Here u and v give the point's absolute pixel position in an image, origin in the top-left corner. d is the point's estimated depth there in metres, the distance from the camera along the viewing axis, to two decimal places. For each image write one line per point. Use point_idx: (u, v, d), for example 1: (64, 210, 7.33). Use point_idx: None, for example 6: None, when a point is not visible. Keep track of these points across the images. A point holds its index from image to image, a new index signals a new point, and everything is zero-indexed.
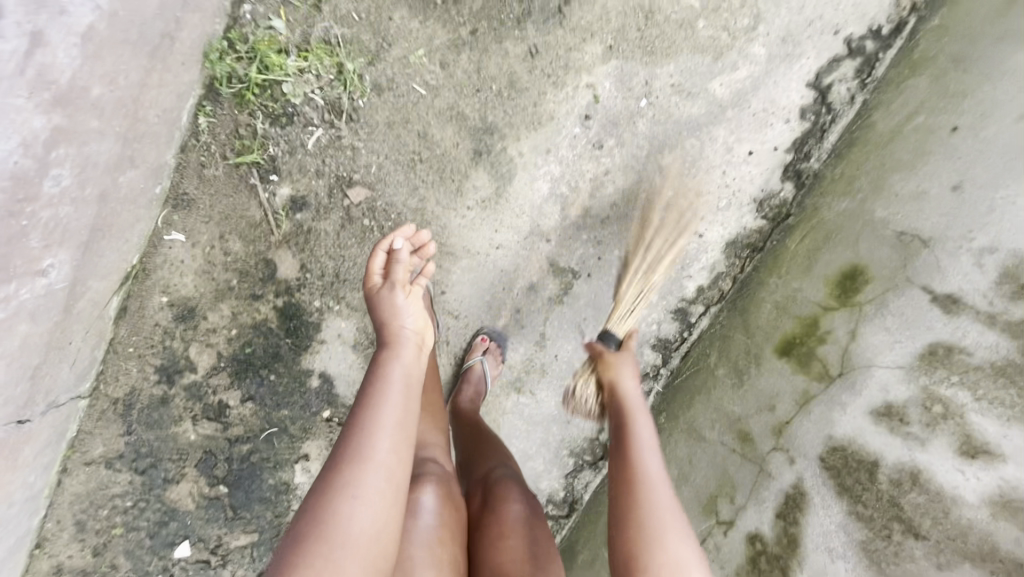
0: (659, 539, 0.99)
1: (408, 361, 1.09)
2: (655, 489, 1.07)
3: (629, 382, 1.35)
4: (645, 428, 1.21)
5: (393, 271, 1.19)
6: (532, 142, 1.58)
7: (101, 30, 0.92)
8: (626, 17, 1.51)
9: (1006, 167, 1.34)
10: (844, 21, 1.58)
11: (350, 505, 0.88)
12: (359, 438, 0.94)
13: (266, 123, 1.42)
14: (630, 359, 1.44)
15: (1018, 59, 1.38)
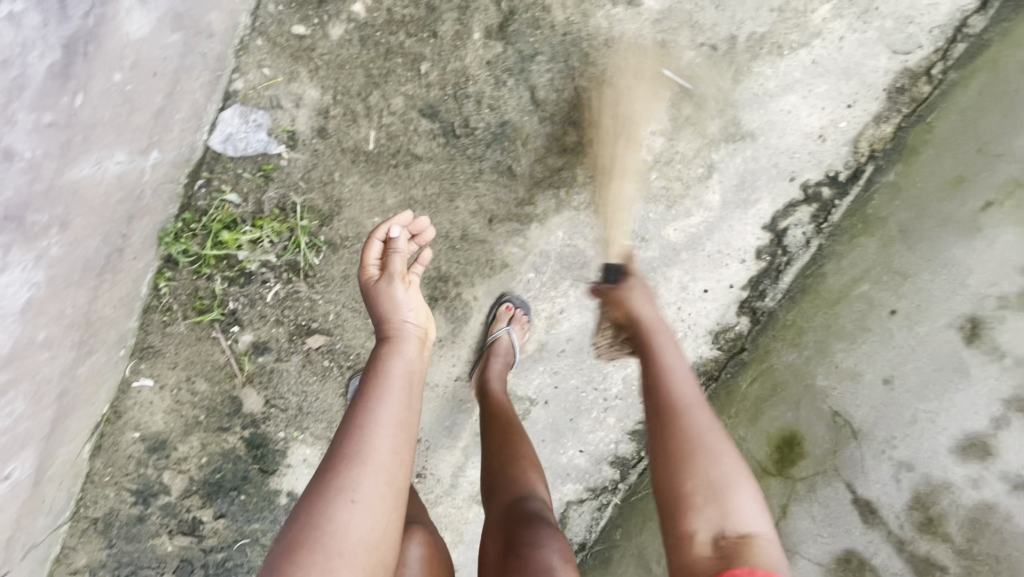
0: (704, 458, 1.00)
1: (410, 356, 1.12)
2: (698, 433, 1.04)
3: (647, 311, 1.29)
4: (677, 358, 1.17)
5: (391, 262, 1.19)
6: (487, 287, 1.62)
7: (39, 296, 0.95)
8: (577, 172, 1.52)
9: (933, 372, 1.47)
10: (799, 167, 1.56)
11: (347, 508, 0.91)
12: (358, 439, 0.98)
13: (225, 285, 1.48)
14: (644, 291, 1.34)
15: (950, 257, 1.49)
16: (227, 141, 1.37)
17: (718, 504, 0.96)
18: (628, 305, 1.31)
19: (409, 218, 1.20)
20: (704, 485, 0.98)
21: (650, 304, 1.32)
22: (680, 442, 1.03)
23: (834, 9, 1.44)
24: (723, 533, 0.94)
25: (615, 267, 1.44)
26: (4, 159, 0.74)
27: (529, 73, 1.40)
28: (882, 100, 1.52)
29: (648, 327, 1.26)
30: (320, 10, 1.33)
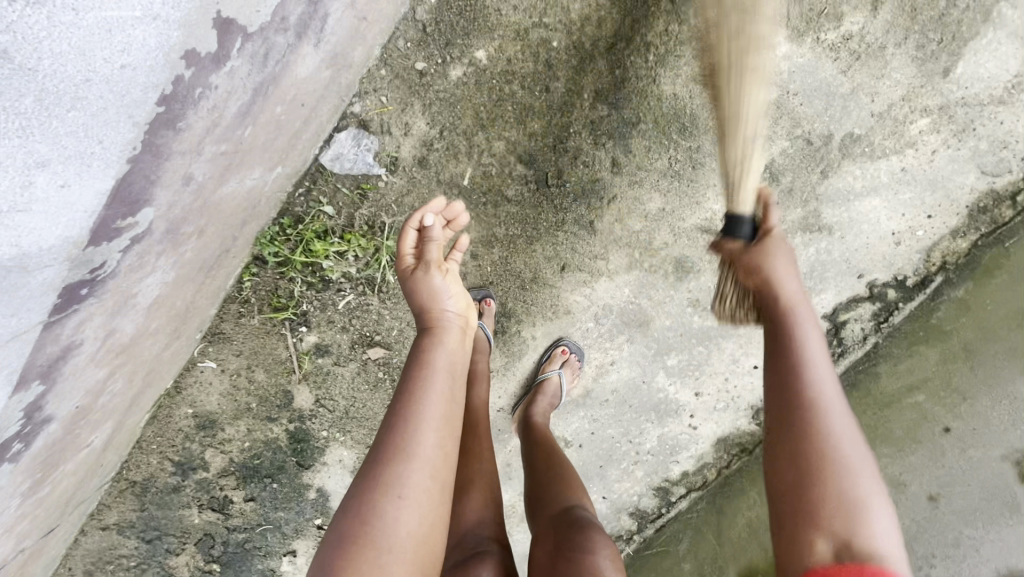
0: (835, 454, 0.85)
1: (451, 346, 1.14)
2: (830, 412, 0.89)
3: (783, 264, 1.07)
4: (793, 281, 1.06)
5: (428, 250, 1.21)
6: (546, 329, 1.66)
7: (163, 292, 1.02)
8: (654, 236, 1.56)
9: (982, 501, 1.52)
10: (868, 266, 1.60)
11: (395, 505, 0.92)
12: (404, 432, 0.98)
13: (303, 287, 1.55)
14: (783, 249, 1.09)
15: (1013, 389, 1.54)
16: (337, 159, 1.44)
17: (845, 498, 0.82)
18: (764, 258, 1.09)
19: (444, 203, 1.23)
20: (849, 468, 0.84)
21: (788, 260, 1.08)
22: (813, 425, 0.88)
23: (932, 123, 1.47)
24: (847, 543, 0.79)
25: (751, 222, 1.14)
26: (184, 182, 0.80)
27: (629, 138, 1.46)
28: (963, 217, 1.55)
29: (784, 302, 1.03)
30: (445, 50, 1.38)
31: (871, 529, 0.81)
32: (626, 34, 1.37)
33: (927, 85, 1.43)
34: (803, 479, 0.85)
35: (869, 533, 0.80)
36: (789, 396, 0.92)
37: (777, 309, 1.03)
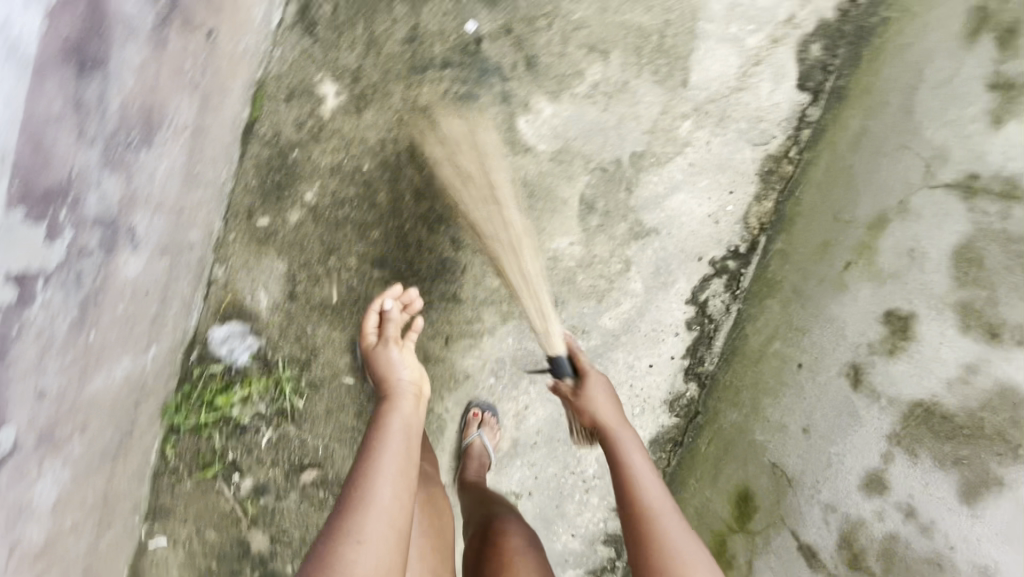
0: (675, 561, 1.19)
1: (405, 412, 1.35)
2: (670, 535, 1.23)
3: (602, 393, 1.44)
4: (633, 447, 1.38)
5: (386, 330, 1.49)
6: (455, 398, 1.82)
7: (64, 492, 1.15)
8: (514, 287, 1.77)
9: (837, 421, 1.61)
10: (704, 249, 1.82)
11: (355, 546, 1.07)
12: (366, 486, 1.16)
13: (224, 439, 1.68)
14: (603, 380, 1.46)
15: (831, 308, 1.66)
16: (225, 340, 1.63)
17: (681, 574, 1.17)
18: (585, 401, 1.44)
19: (399, 292, 1.53)
20: (695, 559, 1.19)
21: (605, 389, 1.45)
22: (664, 557, 1.20)
23: (694, 123, 1.75)
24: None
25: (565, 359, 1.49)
26: (39, 399, 0.97)
27: (457, 218, 1.70)
28: (758, 183, 1.80)
29: (608, 422, 1.41)
30: (279, 204, 1.60)
31: None
32: (418, 142, 1.63)
33: (675, 99, 1.72)
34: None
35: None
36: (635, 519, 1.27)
37: (632, 515, 1.28)
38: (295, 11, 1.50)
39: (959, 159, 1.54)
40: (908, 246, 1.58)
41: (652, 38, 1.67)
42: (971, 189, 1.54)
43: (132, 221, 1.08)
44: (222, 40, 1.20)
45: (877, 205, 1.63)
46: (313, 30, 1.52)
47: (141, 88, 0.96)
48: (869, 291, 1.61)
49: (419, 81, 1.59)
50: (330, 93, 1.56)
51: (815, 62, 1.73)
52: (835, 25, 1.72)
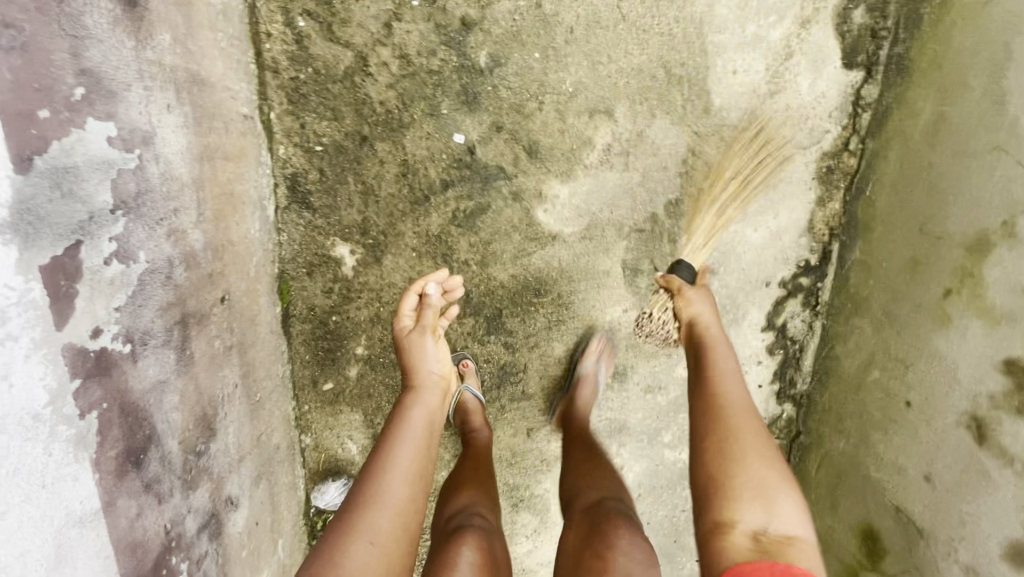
0: (742, 456, 1.03)
1: (430, 405, 1.23)
2: (740, 428, 1.07)
3: (703, 310, 1.35)
4: (739, 391, 1.15)
5: (424, 316, 1.30)
6: (552, 478, 1.84)
7: None
8: (579, 368, 1.72)
9: (965, 474, 1.30)
10: (772, 273, 1.62)
11: (364, 548, 0.94)
12: (379, 481, 1.04)
13: None
14: (704, 295, 1.38)
15: (939, 343, 1.33)
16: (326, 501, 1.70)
17: (759, 483, 1.00)
18: (685, 309, 1.37)
19: (445, 274, 1.32)
20: (758, 444, 1.05)
21: (708, 305, 1.36)
22: (732, 453, 1.03)
23: (727, 148, 1.53)
24: (763, 530, 0.94)
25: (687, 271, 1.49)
26: None
27: (504, 324, 1.65)
28: (817, 186, 1.56)
29: (704, 331, 1.30)
30: (336, 365, 1.63)
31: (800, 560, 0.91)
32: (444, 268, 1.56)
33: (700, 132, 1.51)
34: (726, 489, 1.01)
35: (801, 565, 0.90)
36: (699, 426, 1.12)
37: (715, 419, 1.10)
38: (284, 190, 1.44)
39: None
40: (1021, 282, 1.16)
41: (658, 76, 1.46)
42: None
43: (227, 491, 1.16)
44: (235, 290, 1.19)
45: (972, 221, 1.24)
46: (309, 202, 1.47)
47: (188, 410, 0.99)
48: (980, 334, 1.25)
49: (426, 211, 1.51)
50: (346, 253, 1.52)
51: (863, 32, 1.43)
52: None
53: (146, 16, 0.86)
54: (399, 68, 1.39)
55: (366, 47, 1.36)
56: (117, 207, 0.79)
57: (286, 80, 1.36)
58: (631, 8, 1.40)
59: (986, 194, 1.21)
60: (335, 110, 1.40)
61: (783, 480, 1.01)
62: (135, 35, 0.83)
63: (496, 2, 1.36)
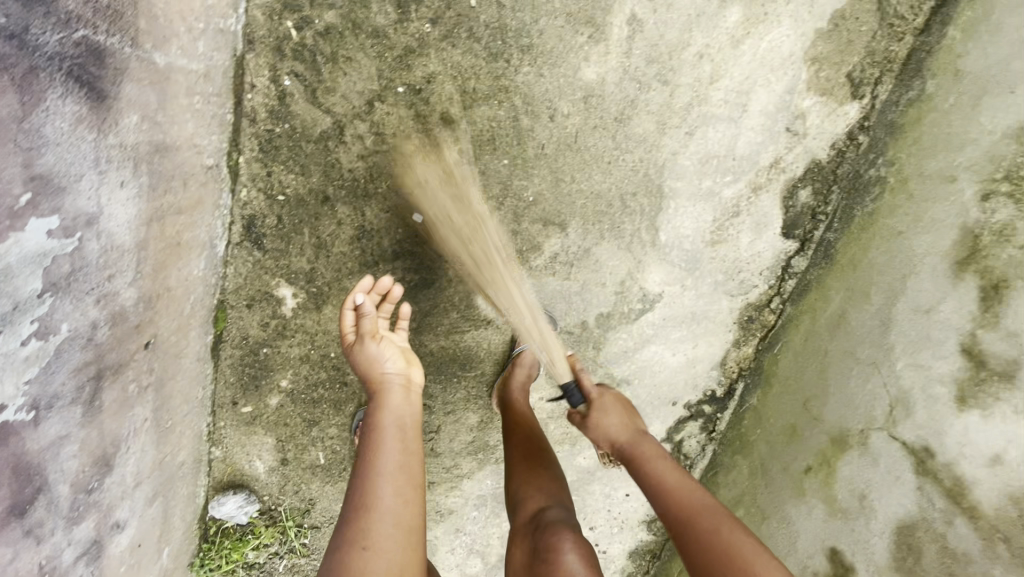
0: (724, 541, 1.06)
1: (396, 405, 1.23)
2: (702, 513, 1.12)
3: (614, 421, 1.35)
4: (671, 473, 1.22)
5: (362, 323, 1.32)
6: (442, 527, 1.92)
7: None
8: (487, 438, 1.83)
9: None
10: (680, 393, 1.68)
11: (360, 556, 1.00)
12: (365, 490, 1.09)
13: (248, 569, 1.85)
14: (614, 399, 1.40)
15: (790, 509, 1.56)
16: (220, 507, 1.77)
17: (733, 560, 1.03)
18: (597, 424, 1.37)
19: (369, 282, 1.33)
20: (724, 525, 1.08)
21: (618, 408, 1.38)
22: (702, 533, 1.09)
23: (665, 278, 1.62)
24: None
25: (573, 386, 1.44)
26: None
27: (426, 387, 1.74)
28: (737, 330, 1.64)
29: (625, 442, 1.32)
30: (257, 391, 1.69)
31: None
32: None
33: (642, 261, 1.60)
34: (724, 563, 1.03)
35: None
36: (672, 516, 1.16)
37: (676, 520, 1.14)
38: (240, 227, 1.50)
39: (919, 422, 1.41)
40: (860, 488, 1.48)
41: (614, 205, 1.55)
42: (924, 461, 1.42)
43: (116, 517, 1.23)
44: (163, 333, 1.25)
45: (842, 417, 1.50)
46: (261, 243, 1.52)
47: (87, 453, 1.06)
48: (822, 516, 1.52)
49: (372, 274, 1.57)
50: (288, 295, 1.58)
51: (804, 209, 1.54)
52: (828, 169, 1.50)
53: (115, 107, 0.91)
54: (373, 144, 1.45)
55: (345, 117, 1.41)
56: (45, 290, 0.85)
57: (262, 130, 1.40)
58: (601, 140, 1.48)
59: (861, 400, 1.48)
60: (303, 167, 1.45)
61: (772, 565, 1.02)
62: (99, 127, 0.88)
63: (476, 105, 1.42)
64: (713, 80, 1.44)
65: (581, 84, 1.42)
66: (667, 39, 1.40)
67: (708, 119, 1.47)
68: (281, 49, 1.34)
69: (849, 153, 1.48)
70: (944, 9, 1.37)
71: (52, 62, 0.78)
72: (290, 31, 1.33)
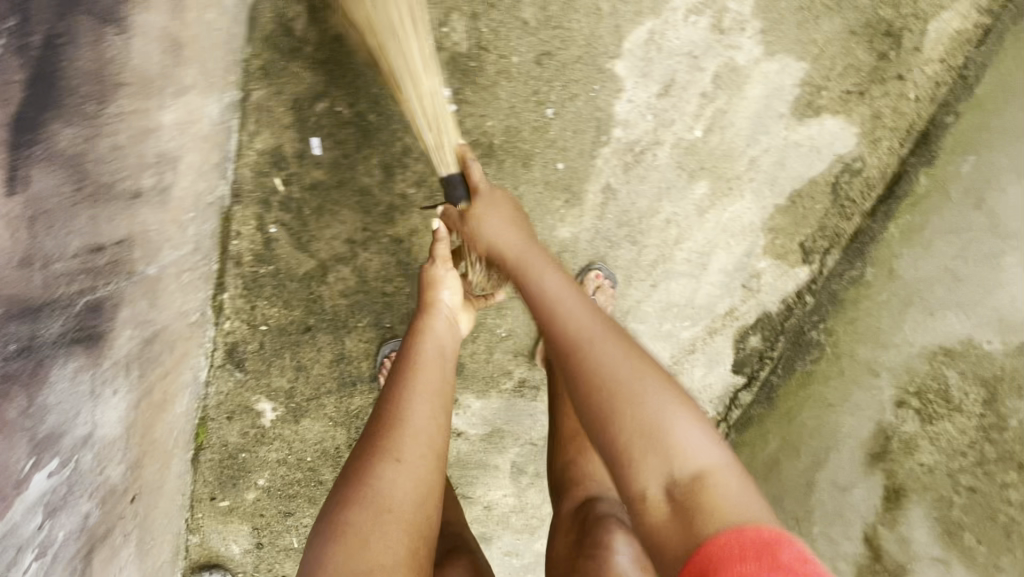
0: (624, 407, 0.93)
1: (440, 333, 1.20)
2: (610, 374, 0.96)
3: (496, 228, 1.15)
4: (571, 301, 1.07)
5: (439, 247, 1.23)
6: None
7: None
8: None
9: None
10: None
11: (391, 468, 0.97)
12: (397, 406, 1.05)
13: None
14: (496, 201, 1.17)
15: None
16: None
17: (656, 436, 0.90)
18: (474, 230, 1.16)
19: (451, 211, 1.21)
20: (632, 427, 0.92)
21: (501, 215, 1.16)
22: (616, 394, 0.94)
23: None
24: (673, 476, 0.88)
25: (455, 181, 1.18)
26: None
27: None
28: None
29: (513, 256, 1.14)
30: (235, 487, 1.76)
31: (721, 492, 0.85)
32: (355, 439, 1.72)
33: None
34: (643, 446, 0.90)
35: (722, 503, 0.84)
36: (561, 354, 1.03)
37: (571, 359, 1.02)
38: (222, 353, 1.55)
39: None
40: None
41: None
42: None
43: None
44: (148, 479, 1.32)
45: None
46: (243, 364, 1.58)
47: None
48: None
49: (351, 392, 1.66)
50: (267, 408, 1.66)
51: (752, 353, 1.60)
52: (778, 320, 1.58)
53: (110, 337, 0.96)
54: (354, 284, 1.51)
55: (328, 261, 1.47)
56: (43, 518, 0.91)
57: (246, 270, 1.45)
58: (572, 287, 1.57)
59: None
60: (286, 303, 1.51)
61: (691, 425, 0.92)
62: (95, 363, 0.93)
63: None
64: (678, 241, 1.54)
65: (555, 241, 1.50)
66: (638, 207, 1.49)
67: (671, 274, 1.57)
68: (268, 200, 1.38)
69: (796, 310, 1.57)
70: (888, 203, 1.47)
71: (59, 342, 0.83)
72: (278, 185, 1.37)
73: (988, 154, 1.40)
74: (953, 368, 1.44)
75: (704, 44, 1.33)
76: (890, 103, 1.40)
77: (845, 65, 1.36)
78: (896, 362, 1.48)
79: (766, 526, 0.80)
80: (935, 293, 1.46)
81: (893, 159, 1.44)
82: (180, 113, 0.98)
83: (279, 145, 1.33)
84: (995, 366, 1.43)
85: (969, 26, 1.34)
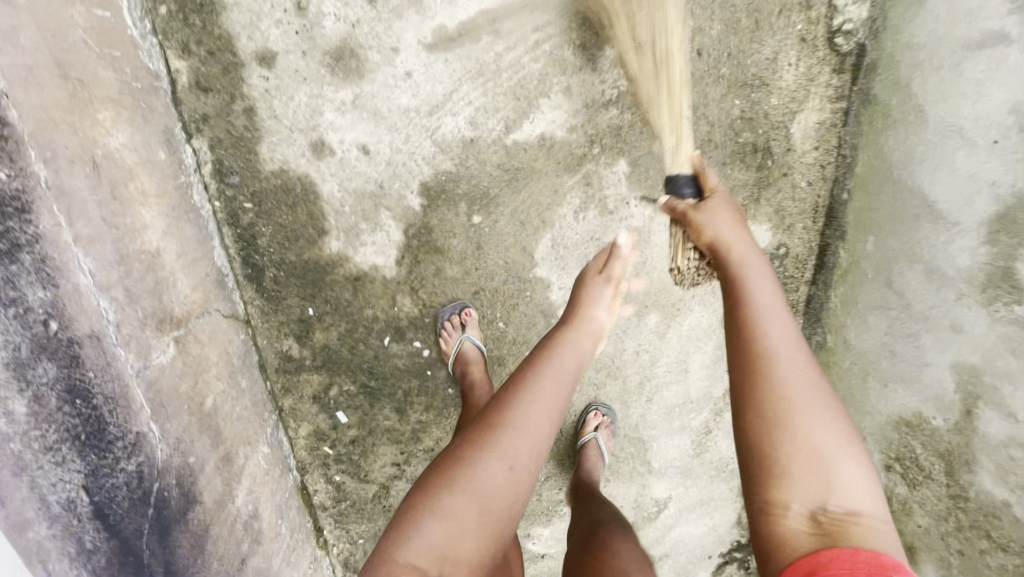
0: (818, 460, 0.86)
1: (585, 348, 1.12)
2: (784, 387, 0.91)
3: (724, 227, 1.08)
4: (781, 321, 0.98)
5: (609, 267, 1.21)
6: None
7: None
8: None
9: None
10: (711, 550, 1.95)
11: (500, 467, 0.94)
12: (512, 402, 0.99)
13: None
14: (728, 205, 1.10)
15: None
16: None
17: (820, 468, 0.85)
18: (699, 225, 1.09)
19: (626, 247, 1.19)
20: (810, 404, 0.89)
21: (730, 218, 1.09)
22: (794, 409, 0.89)
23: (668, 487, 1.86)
24: (824, 507, 0.83)
25: (687, 180, 1.14)
26: None
27: None
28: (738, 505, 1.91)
29: (719, 258, 1.08)
30: None
31: (860, 537, 0.80)
32: None
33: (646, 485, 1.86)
34: (773, 475, 0.87)
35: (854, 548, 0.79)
36: (754, 351, 0.95)
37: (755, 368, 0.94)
38: (341, 566, 1.72)
39: None
40: None
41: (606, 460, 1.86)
42: None
43: None
44: None
45: None
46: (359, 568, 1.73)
47: None
48: None
49: None
50: None
51: None
52: None
53: None
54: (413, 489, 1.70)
55: (387, 481, 1.67)
56: None
57: (331, 507, 1.67)
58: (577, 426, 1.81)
59: None
60: (370, 518, 1.69)
61: (857, 480, 0.86)
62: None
63: None
64: None
65: None
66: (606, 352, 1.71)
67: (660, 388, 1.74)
68: (325, 461, 1.64)
69: None
70: (823, 272, 1.50)
71: None
72: (327, 448, 1.62)
73: (884, 238, 1.40)
74: (915, 440, 1.41)
75: (601, 226, 1.48)
76: (788, 196, 1.46)
77: (730, 187, 1.46)
78: (872, 430, 1.48)
79: (883, 554, 0.78)
80: (880, 366, 1.45)
81: (811, 236, 1.49)
82: (249, 485, 1.42)
83: (318, 425, 1.60)
84: (944, 441, 1.37)
85: (829, 115, 1.40)
